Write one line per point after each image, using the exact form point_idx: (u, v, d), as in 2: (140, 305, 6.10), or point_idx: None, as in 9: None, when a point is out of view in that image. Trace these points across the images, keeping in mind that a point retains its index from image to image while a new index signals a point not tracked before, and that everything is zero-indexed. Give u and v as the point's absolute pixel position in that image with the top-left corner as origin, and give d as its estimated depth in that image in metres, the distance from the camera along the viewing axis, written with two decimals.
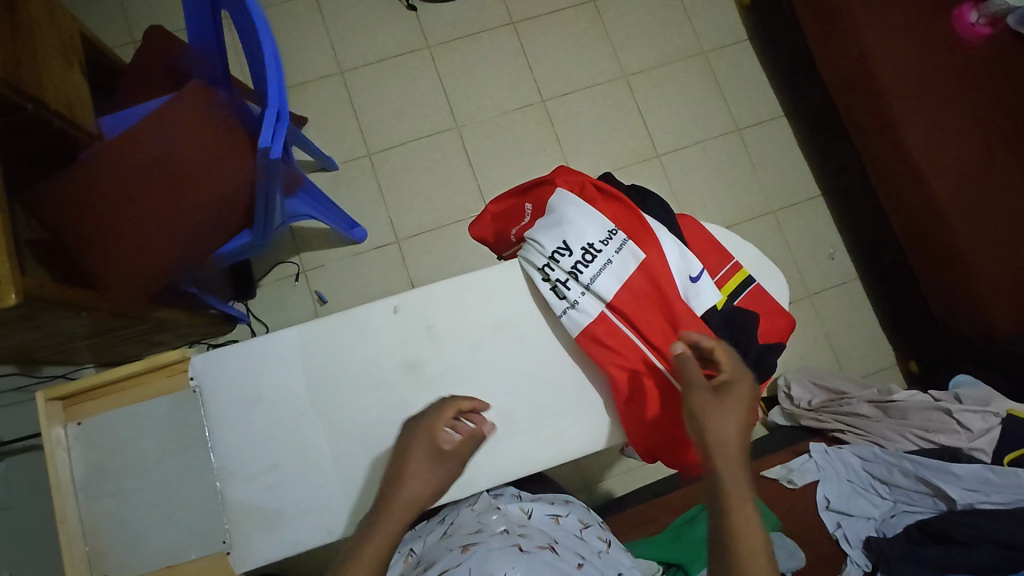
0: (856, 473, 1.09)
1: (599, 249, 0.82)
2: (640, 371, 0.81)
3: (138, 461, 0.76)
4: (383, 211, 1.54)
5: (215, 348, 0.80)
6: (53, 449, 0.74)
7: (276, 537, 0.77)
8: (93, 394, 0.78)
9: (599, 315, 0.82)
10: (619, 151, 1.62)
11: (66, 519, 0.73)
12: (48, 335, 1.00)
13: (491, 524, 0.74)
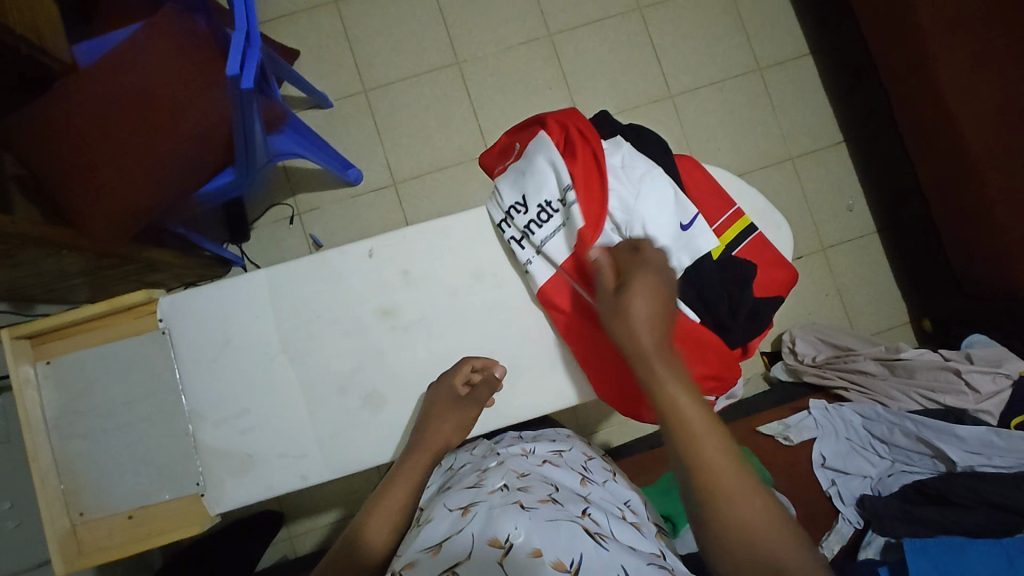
0: (855, 431, 1.07)
1: (556, 207, 0.78)
2: (596, 339, 0.77)
3: (109, 402, 0.76)
4: (380, 152, 1.48)
5: (182, 290, 0.78)
6: (20, 387, 0.73)
7: (250, 481, 0.76)
8: (60, 334, 0.77)
9: (550, 279, 0.78)
10: (630, 91, 1.53)
11: (39, 457, 0.73)
12: (31, 274, 0.99)
13: (490, 479, 0.69)
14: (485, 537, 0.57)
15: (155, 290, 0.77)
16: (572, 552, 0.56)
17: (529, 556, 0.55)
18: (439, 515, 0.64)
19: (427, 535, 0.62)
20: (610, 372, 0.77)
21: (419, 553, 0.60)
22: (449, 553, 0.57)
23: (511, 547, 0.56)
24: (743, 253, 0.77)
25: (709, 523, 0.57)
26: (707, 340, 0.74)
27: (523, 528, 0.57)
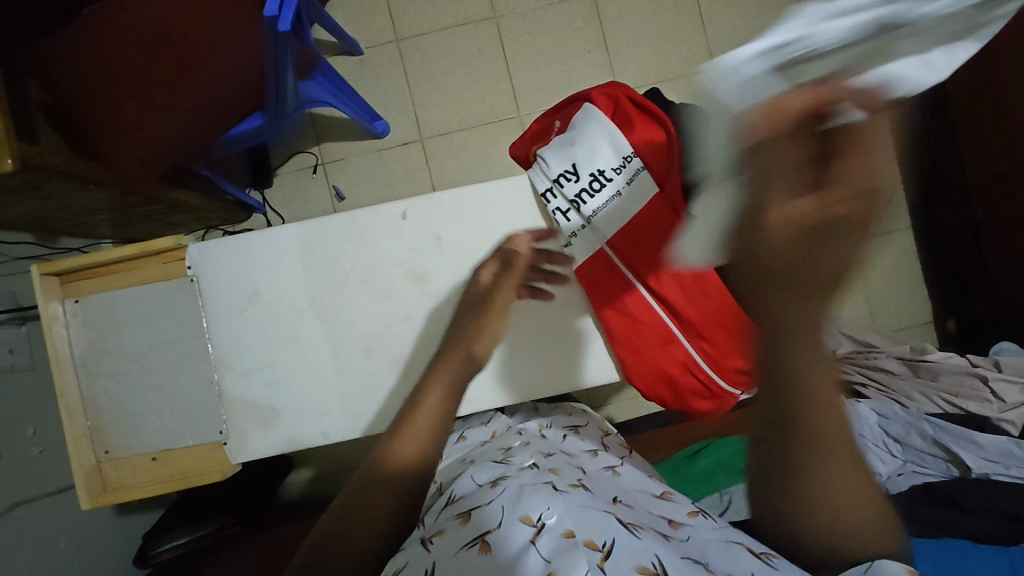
0: (869, 429, 1.04)
1: (609, 177, 0.77)
2: (639, 318, 0.77)
3: (136, 346, 0.76)
4: (409, 105, 1.44)
5: (211, 240, 0.77)
6: (49, 323, 0.74)
7: (272, 434, 0.77)
8: (88, 273, 0.77)
9: (597, 253, 0.77)
10: (672, 60, 1.46)
11: (67, 394, 0.74)
12: (61, 205, 1.00)
13: (520, 463, 0.75)
14: (517, 514, 0.61)
15: (185, 236, 0.76)
16: (606, 534, 0.58)
17: (560, 537, 0.57)
18: (472, 493, 0.69)
19: (462, 504, 0.68)
20: (646, 351, 0.77)
21: (447, 520, 0.66)
22: (480, 525, 0.62)
23: (544, 527, 0.59)
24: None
25: (793, 504, 0.52)
26: (746, 330, 0.76)
27: (555, 510, 0.61)
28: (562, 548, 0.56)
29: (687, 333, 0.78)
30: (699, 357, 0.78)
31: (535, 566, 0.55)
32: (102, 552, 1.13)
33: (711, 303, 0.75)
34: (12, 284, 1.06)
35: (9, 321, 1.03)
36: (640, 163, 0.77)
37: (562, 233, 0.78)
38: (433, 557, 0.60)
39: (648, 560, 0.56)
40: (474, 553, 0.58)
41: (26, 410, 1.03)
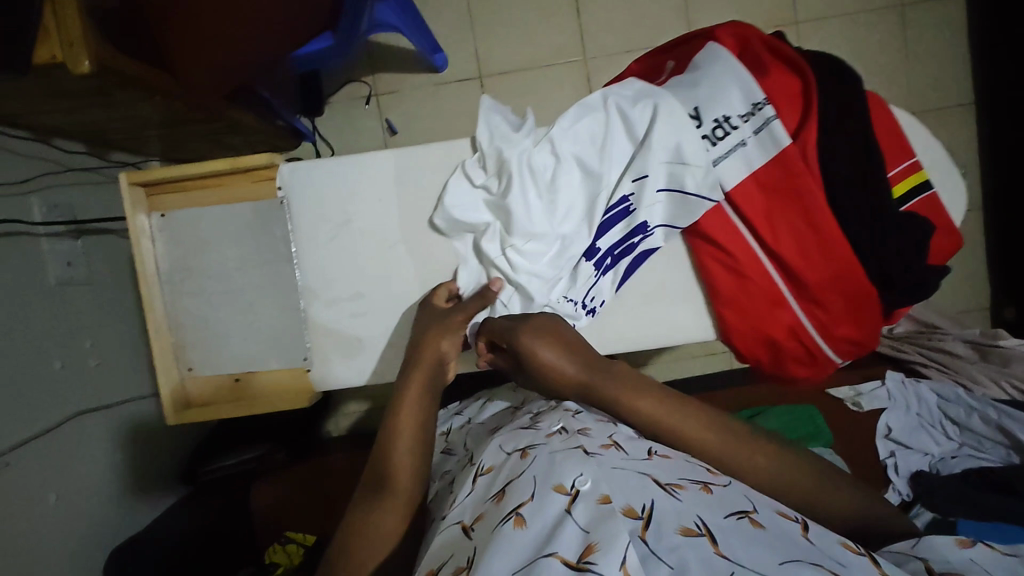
0: (927, 409, 1.05)
1: (735, 125, 0.70)
2: (748, 274, 0.73)
3: (220, 266, 0.75)
4: (469, 40, 1.37)
5: (303, 160, 0.74)
6: (138, 235, 0.73)
7: (358, 365, 0.77)
8: (174, 187, 0.75)
9: (714, 205, 0.72)
10: (751, 10, 1.37)
11: (154, 309, 0.74)
12: (124, 116, 0.96)
13: (546, 422, 0.67)
14: (549, 482, 0.55)
15: (277, 154, 0.72)
16: (644, 497, 0.53)
17: (596, 505, 0.52)
18: (499, 460, 0.64)
19: (491, 482, 0.61)
20: (751, 309, 0.74)
21: (484, 501, 0.59)
22: (515, 494, 0.56)
23: (577, 496, 0.53)
24: (912, 210, 0.70)
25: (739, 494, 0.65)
26: (867, 298, 0.71)
27: (588, 475, 0.55)
28: (599, 517, 0.51)
29: (798, 297, 0.74)
30: (808, 322, 0.74)
31: (572, 540, 0.50)
32: (150, 466, 1.15)
33: (833, 268, 0.70)
34: (70, 195, 1.04)
35: (68, 233, 1.02)
36: (773, 111, 0.69)
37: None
38: (474, 542, 0.54)
39: (690, 522, 0.51)
40: (508, 528, 0.52)
41: (82, 323, 1.03)
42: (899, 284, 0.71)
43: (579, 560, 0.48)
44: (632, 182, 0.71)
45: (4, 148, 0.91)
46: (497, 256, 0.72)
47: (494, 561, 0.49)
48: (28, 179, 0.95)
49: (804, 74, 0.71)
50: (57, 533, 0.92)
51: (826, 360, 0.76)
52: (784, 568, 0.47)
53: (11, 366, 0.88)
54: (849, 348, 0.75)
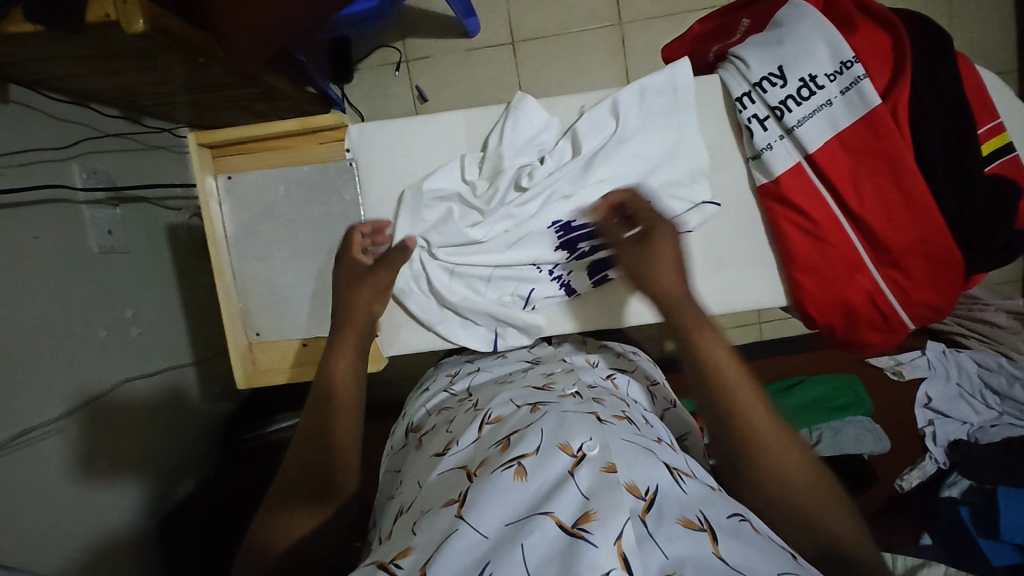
0: (968, 379, 1.07)
1: (821, 84, 0.70)
2: (827, 237, 0.73)
3: (286, 230, 0.76)
4: (502, 2, 1.33)
5: (370, 123, 0.77)
6: (207, 198, 0.74)
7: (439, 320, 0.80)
8: (241, 150, 0.76)
9: (794, 165, 0.73)
10: None
11: (223, 273, 0.75)
12: (161, 80, 0.94)
13: (561, 385, 0.67)
14: (554, 439, 0.53)
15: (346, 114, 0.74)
16: (649, 480, 0.50)
17: (602, 471, 0.49)
18: (507, 411, 0.62)
19: (497, 430, 0.59)
20: (828, 271, 0.74)
21: (488, 448, 0.57)
22: (518, 446, 0.53)
23: (583, 458, 0.51)
24: (996, 173, 0.69)
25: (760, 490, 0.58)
26: (945, 262, 0.71)
27: (598, 440, 0.53)
28: (602, 485, 0.48)
29: (878, 261, 0.73)
30: (888, 289, 0.73)
31: (570, 503, 0.47)
32: (189, 433, 1.16)
33: (920, 232, 0.70)
34: (107, 162, 1.02)
35: (107, 200, 1.00)
36: (862, 70, 0.69)
37: (755, 143, 0.74)
38: (471, 483, 0.52)
39: (693, 516, 0.48)
40: (507, 477, 0.49)
41: (123, 291, 1.02)
42: (985, 250, 0.71)
43: (574, 525, 0.45)
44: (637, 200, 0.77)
45: (43, 112, 0.89)
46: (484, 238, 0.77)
47: (485, 507, 0.47)
48: (68, 144, 0.93)
49: (895, 33, 0.70)
50: (106, 496, 0.93)
51: (901, 327, 0.75)
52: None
53: (60, 332, 0.88)
54: (929, 314, 0.74)
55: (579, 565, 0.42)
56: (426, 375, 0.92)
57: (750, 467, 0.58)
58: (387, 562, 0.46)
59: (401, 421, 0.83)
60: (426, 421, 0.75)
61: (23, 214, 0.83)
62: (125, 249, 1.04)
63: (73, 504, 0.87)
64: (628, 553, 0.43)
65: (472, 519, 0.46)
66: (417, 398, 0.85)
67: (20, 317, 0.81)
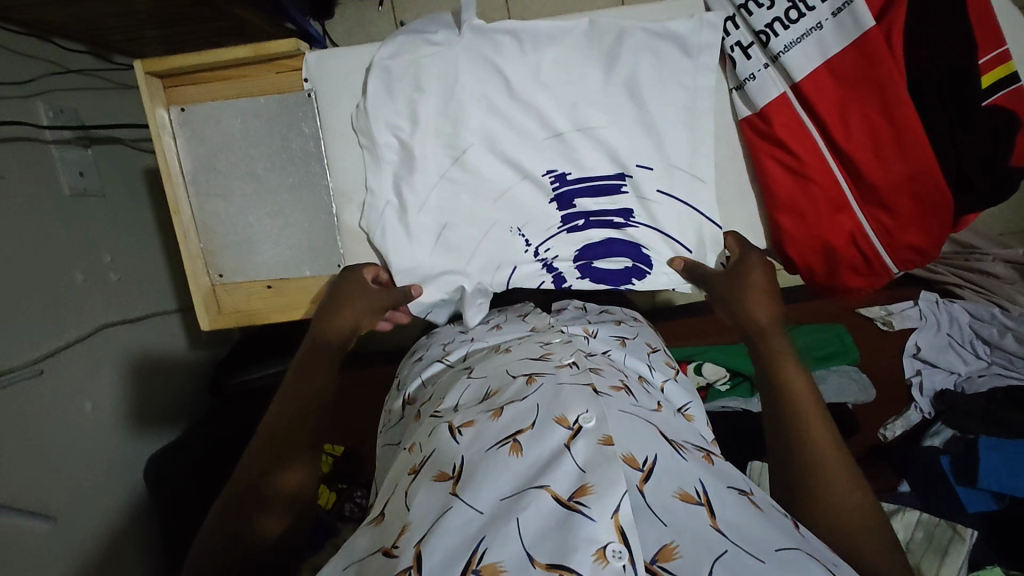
0: (959, 329, 1.06)
1: (812, 5, 0.67)
2: (841, 202, 0.71)
3: (244, 168, 0.75)
4: None
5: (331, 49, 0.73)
6: (159, 131, 0.73)
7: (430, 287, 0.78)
8: (192, 79, 0.74)
9: (780, 96, 0.69)
10: None
11: (181, 210, 0.75)
12: (123, 11, 0.89)
13: (558, 354, 0.65)
14: (551, 412, 0.52)
15: (304, 42, 0.72)
16: (648, 450, 0.50)
17: (597, 444, 0.48)
18: (503, 381, 0.60)
19: (492, 399, 0.58)
20: (811, 212, 0.71)
21: (478, 411, 0.56)
22: (512, 419, 0.52)
23: (580, 430, 0.50)
24: (997, 105, 0.65)
25: (820, 475, 0.57)
26: (942, 204, 0.68)
27: (595, 412, 0.51)
28: (600, 457, 0.47)
29: (862, 202, 0.71)
30: (870, 229, 0.71)
31: (567, 476, 0.46)
32: (177, 380, 1.17)
33: (912, 168, 0.67)
34: (74, 100, 0.98)
35: (76, 140, 0.97)
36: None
37: (737, 73, 0.71)
38: (463, 452, 0.51)
39: (691, 488, 0.48)
40: (502, 453, 0.49)
41: (98, 235, 1.00)
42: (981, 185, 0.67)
43: (571, 498, 0.45)
44: (637, 166, 0.75)
45: (3, 46, 0.85)
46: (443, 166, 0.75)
47: (480, 483, 0.47)
48: (30, 80, 0.89)
49: None
50: (96, 439, 0.95)
51: (883, 270, 0.73)
52: (779, 556, 0.43)
53: (34, 275, 0.86)
54: (913, 257, 0.72)
55: (575, 543, 0.41)
56: (418, 343, 0.90)
57: (799, 446, 0.59)
58: (388, 545, 0.46)
59: (396, 394, 0.82)
60: (423, 393, 0.73)
61: None
62: (98, 192, 1.01)
63: (62, 446, 0.88)
64: (626, 526, 0.42)
65: (467, 497, 0.46)
66: (412, 368, 0.84)
67: None
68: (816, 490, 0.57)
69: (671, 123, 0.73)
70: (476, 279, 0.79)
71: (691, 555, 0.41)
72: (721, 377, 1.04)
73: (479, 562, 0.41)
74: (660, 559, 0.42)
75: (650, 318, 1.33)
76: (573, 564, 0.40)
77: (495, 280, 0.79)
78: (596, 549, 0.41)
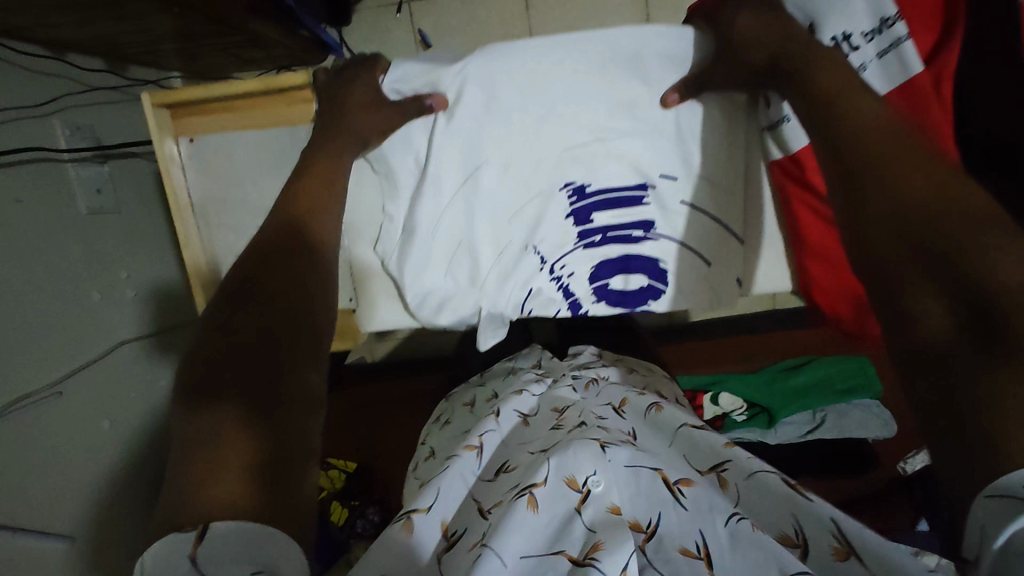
0: None
1: (857, 44, 0.64)
2: None
3: (256, 198, 0.76)
4: None
5: (336, 74, 0.70)
6: (168, 164, 0.74)
7: (448, 312, 0.79)
8: (199, 110, 0.73)
9: None
10: None
11: (190, 242, 0.76)
12: (139, 30, 0.88)
13: (568, 418, 0.64)
14: (562, 472, 0.51)
15: (310, 72, 0.70)
16: (653, 509, 0.51)
17: (607, 512, 0.49)
18: (522, 458, 0.60)
19: (508, 478, 0.57)
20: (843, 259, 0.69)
21: (503, 491, 0.56)
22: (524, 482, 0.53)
23: (588, 496, 0.50)
24: None
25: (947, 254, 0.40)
26: None
27: (603, 475, 0.51)
28: (609, 522, 0.48)
29: None
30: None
31: (576, 538, 0.48)
32: None
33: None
34: (92, 116, 0.98)
35: (93, 157, 0.97)
36: (906, 29, 0.63)
37: (773, 113, 0.66)
38: (491, 523, 0.51)
39: (692, 542, 0.48)
40: (520, 506, 0.48)
41: (116, 253, 1.01)
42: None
43: (584, 557, 0.45)
44: (659, 176, 0.73)
45: (19, 66, 0.84)
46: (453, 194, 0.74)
47: (507, 535, 0.46)
48: (48, 99, 0.89)
49: None
50: (113, 457, 0.96)
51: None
52: None
53: (53, 296, 0.87)
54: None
55: None
56: (437, 410, 0.88)
57: (888, 236, 0.44)
58: None
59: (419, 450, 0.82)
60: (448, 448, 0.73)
61: (3, 179, 0.80)
62: (115, 209, 1.01)
63: (84, 465, 0.89)
64: None
65: (495, 545, 0.46)
66: (436, 428, 0.83)
67: (6, 286, 0.80)
68: (931, 279, 0.40)
69: (691, 158, 0.72)
70: (490, 302, 0.79)
71: None
72: (738, 409, 1.02)
73: None
74: None
75: (666, 337, 1.31)
76: None
77: (507, 305, 0.79)
78: None
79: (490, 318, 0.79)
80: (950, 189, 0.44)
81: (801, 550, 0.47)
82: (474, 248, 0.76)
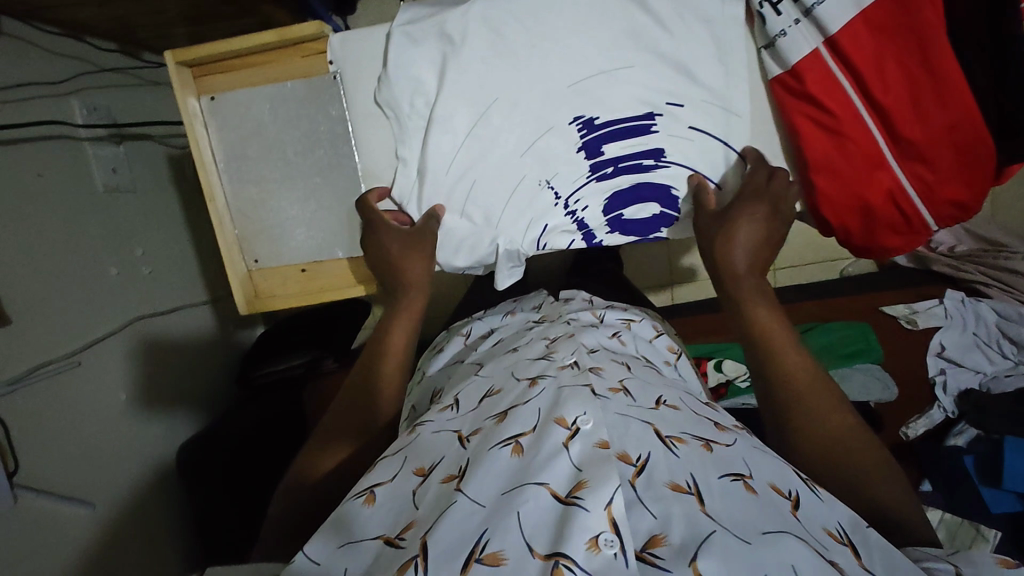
0: (985, 328, 1.10)
1: None
2: (877, 160, 0.66)
3: (275, 153, 0.78)
4: None
5: (352, 31, 0.73)
6: (192, 120, 0.76)
7: (466, 251, 0.78)
8: (219, 68, 0.76)
9: (813, 49, 0.64)
10: None
11: (216, 198, 0.78)
12: (153, 10, 0.91)
13: (561, 353, 0.62)
14: (551, 415, 0.50)
15: (326, 25, 0.72)
16: (643, 446, 0.48)
17: (594, 448, 0.47)
18: (507, 383, 0.59)
19: (496, 403, 0.57)
20: (846, 170, 0.67)
21: (485, 418, 0.55)
22: (516, 423, 0.51)
23: (577, 432, 0.48)
24: None
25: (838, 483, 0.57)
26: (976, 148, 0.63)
27: (592, 415, 0.49)
28: (595, 459, 0.46)
29: (901, 158, 0.66)
30: (909, 185, 0.67)
31: (561, 473, 0.45)
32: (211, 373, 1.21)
33: (951, 117, 0.62)
34: (106, 98, 1.01)
35: (108, 137, 0.99)
36: None
37: (767, 30, 0.66)
38: (469, 454, 0.50)
39: (682, 479, 0.46)
40: (504, 455, 0.48)
41: (132, 230, 1.03)
42: None
43: (567, 495, 0.44)
44: (666, 103, 0.72)
45: (37, 45, 0.87)
46: (463, 133, 0.73)
47: (481, 481, 0.46)
48: (64, 79, 0.91)
49: None
50: (130, 429, 0.98)
51: (923, 227, 0.69)
52: (764, 539, 0.42)
53: (71, 270, 0.89)
54: (953, 212, 0.67)
55: (570, 532, 0.41)
56: (437, 338, 0.90)
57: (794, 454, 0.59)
58: (392, 536, 0.47)
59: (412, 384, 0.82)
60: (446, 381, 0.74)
61: (23, 154, 0.82)
62: (131, 188, 1.04)
63: (97, 432, 0.90)
64: (619, 518, 0.42)
65: (470, 493, 0.46)
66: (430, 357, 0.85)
67: (29, 258, 0.82)
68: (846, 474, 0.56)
69: (707, 95, 0.71)
70: (507, 237, 0.77)
71: (676, 541, 0.41)
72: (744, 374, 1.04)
73: (483, 550, 0.42)
74: (649, 547, 0.42)
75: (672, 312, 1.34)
76: (566, 550, 0.40)
77: (523, 240, 0.77)
78: (590, 537, 0.41)
79: (505, 254, 0.77)
80: (835, 416, 0.59)
81: (793, 505, 0.48)
82: (488, 186, 0.75)
